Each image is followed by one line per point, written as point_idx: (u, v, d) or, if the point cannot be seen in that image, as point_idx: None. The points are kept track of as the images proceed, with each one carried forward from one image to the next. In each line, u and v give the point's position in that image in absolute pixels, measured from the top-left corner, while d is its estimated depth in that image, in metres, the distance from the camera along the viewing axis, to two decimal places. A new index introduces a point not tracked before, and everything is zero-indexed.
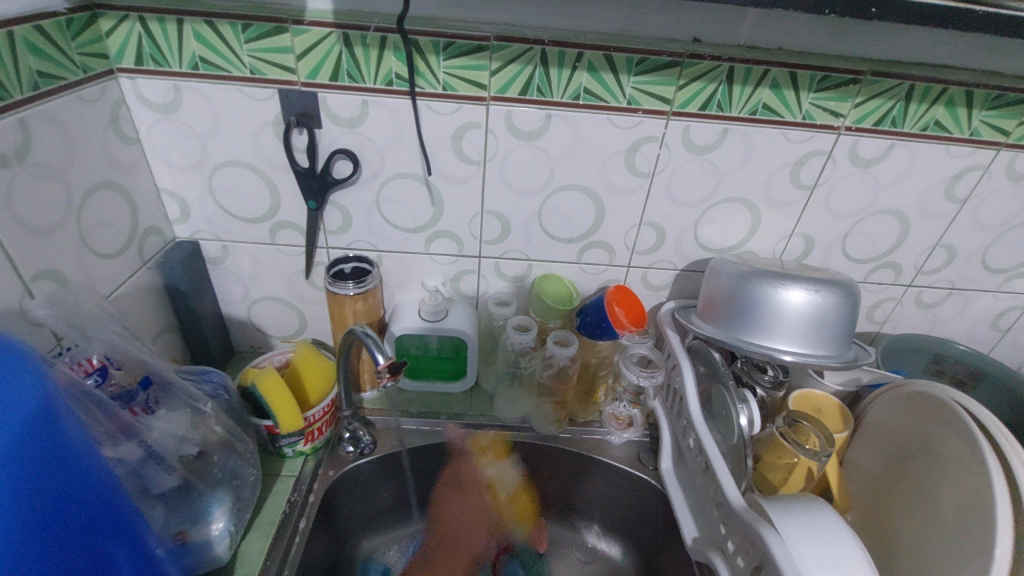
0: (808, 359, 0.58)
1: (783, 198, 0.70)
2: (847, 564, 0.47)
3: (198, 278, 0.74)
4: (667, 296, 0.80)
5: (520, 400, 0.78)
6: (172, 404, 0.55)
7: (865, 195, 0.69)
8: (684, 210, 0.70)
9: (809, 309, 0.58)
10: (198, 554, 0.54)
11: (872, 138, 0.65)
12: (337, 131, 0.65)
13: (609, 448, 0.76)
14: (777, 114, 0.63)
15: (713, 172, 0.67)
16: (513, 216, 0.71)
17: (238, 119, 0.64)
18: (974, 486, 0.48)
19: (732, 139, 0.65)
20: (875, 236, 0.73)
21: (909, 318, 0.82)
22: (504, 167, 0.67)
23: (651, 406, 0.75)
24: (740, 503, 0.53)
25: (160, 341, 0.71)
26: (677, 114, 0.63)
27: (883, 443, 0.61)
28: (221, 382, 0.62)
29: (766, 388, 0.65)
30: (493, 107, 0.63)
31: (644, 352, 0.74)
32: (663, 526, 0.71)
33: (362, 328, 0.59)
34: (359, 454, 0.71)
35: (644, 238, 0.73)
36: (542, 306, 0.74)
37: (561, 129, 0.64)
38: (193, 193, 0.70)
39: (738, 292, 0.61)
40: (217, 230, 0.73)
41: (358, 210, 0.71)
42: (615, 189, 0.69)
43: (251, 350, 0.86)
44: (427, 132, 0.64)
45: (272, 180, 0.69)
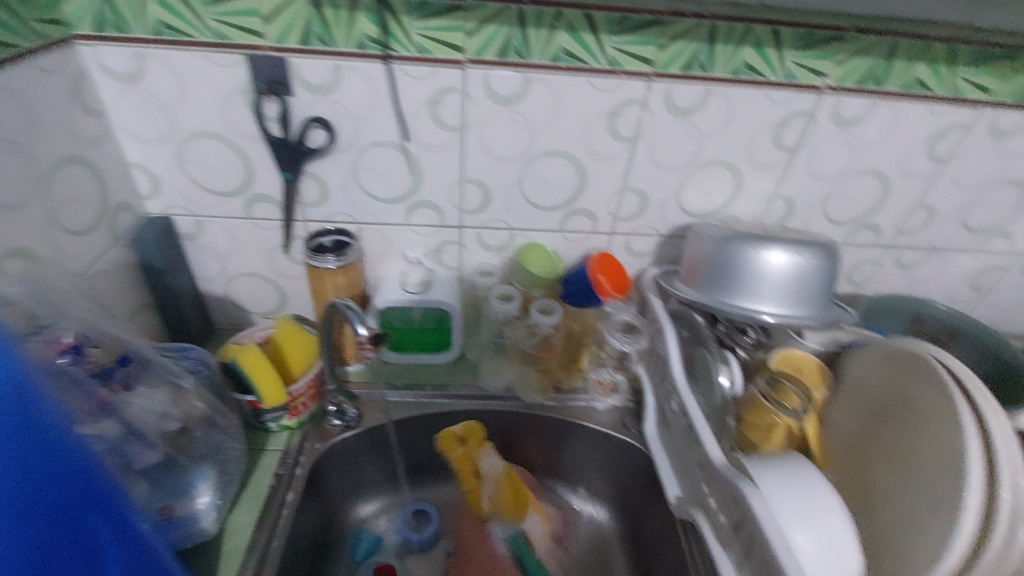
0: (790, 320, 0.58)
1: (766, 160, 0.69)
2: (822, 520, 0.48)
3: (173, 255, 0.72)
4: (651, 262, 0.79)
5: (504, 369, 0.79)
6: (150, 379, 0.54)
7: (846, 156, 0.69)
8: (666, 175, 0.70)
9: (791, 270, 0.58)
10: (184, 528, 0.54)
11: (855, 97, 0.64)
12: (309, 99, 0.62)
13: (594, 414, 0.77)
14: (759, 74, 0.62)
15: (696, 135, 0.66)
16: (494, 184, 0.70)
17: (206, 87, 0.62)
18: (946, 441, 0.48)
19: (715, 100, 0.64)
20: (857, 198, 0.73)
21: (888, 280, 0.82)
22: (484, 133, 0.66)
23: (636, 371, 0.75)
24: (719, 461, 0.54)
25: (137, 319, 0.69)
26: (659, 76, 0.62)
27: (862, 402, 0.61)
28: (200, 358, 0.61)
29: (747, 350, 0.65)
30: (471, 71, 0.61)
31: (627, 319, 0.74)
32: (647, 487, 0.73)
33: (344, 300, 0.58)
34: (345, 427, 0.71)
35: (626, 205, 0.73)
36: (525, 275, 0.74)
37: (541, 93, 0.63)
38: (164, 167, 0.68)
39: (721, 255, 0.61)
40: (191, 205, 0.71)
41: (334, 182, 0.69)
42: (596, 153, 0.68)
43: (232, 327, 0.85)
44: (404, 98, 0.62)
45: (244, 152, 0.66)
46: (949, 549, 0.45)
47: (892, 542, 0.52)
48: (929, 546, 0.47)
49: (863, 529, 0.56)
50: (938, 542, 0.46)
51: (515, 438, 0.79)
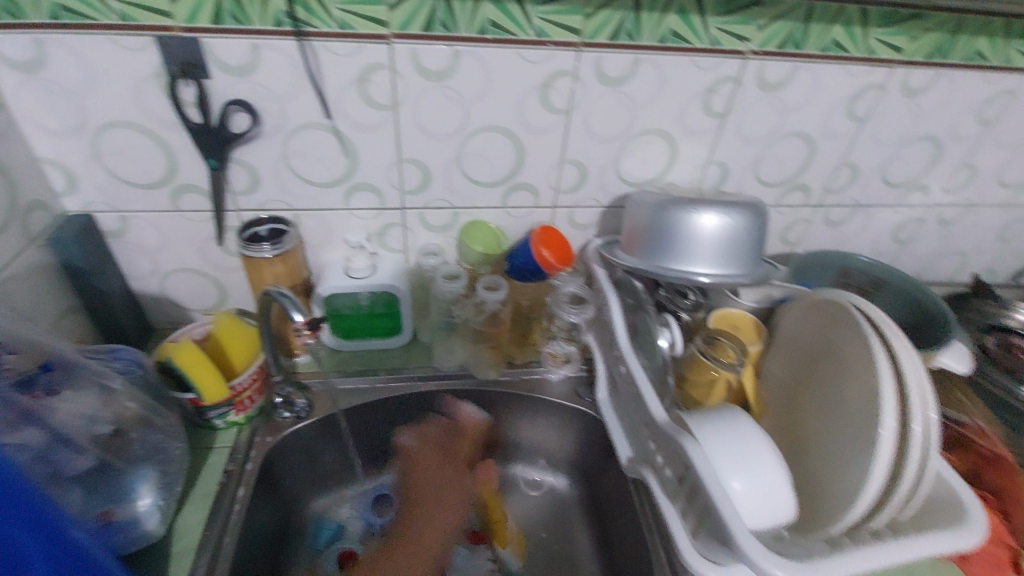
0: (724, 279, 0.60)
1: (697, 127, 0.71)
2: (756, 465, 0.51)
3: (98, 254, 0.69)
4: (595, 234, 0.80)
5: (458, 348, 0.78)
6: (77, 383, 0.51)
7: (773, 119, 0.71)
8: (603, 145, 0.70)
9: (722, 231, 0.60)
10: (126, 532, 0.52)
11: (777, 61, 0.66)
12: (229, 82, 0.60)
13: (548, 386, 0.78)
14: (684, 41, 0.63)
15: (628, 105, 0.67)
16: (432, 163, 0.69)
17: (115, 73, 0.58)
18: (867, 384, 0.51)
19: (644, 68, 0.64)
20: (786, 160, 0.76)
21: (820, 237, 0.86)
22: (416, 110, 0.64)
23: (586, 341, 0.77)
24: (662, 419, 0.56)
25: (63, 324, 0.66)
26: (587, 45, 0.62)
27: (792, 353, 0.65)
28: (134, 358, 0.59)
29: (687, 312, 0.67)
30: (397, 46, 0.59)
31: (575, 291, 0.74)
32: (602, 452, 0.75)
33: (278, 288, 0.57)
34: (296, 418, 0.70)
35: (566, 177, 0.73)
36: (470, 253, 0.74)
37: (471, 67, 0.62)
38: (78, 161, 0.64)
39: (657, 221, 0.62)
40: (112, 200, 0.68)
41: (265, 168, 0.67)
42: (532, 127, 0.68)
43: (172, 326, 0.82)
44: (330, 76, 0.61)
45: (165, 141, 0.63)
46: (870, 482, 0.48)
47: (818, 480, 0.55)
48: (852, 481, 0.51)
49: (795, 471, 0.60)
50: (860, 477, 0.49)
51: (463, 420, 0.79)
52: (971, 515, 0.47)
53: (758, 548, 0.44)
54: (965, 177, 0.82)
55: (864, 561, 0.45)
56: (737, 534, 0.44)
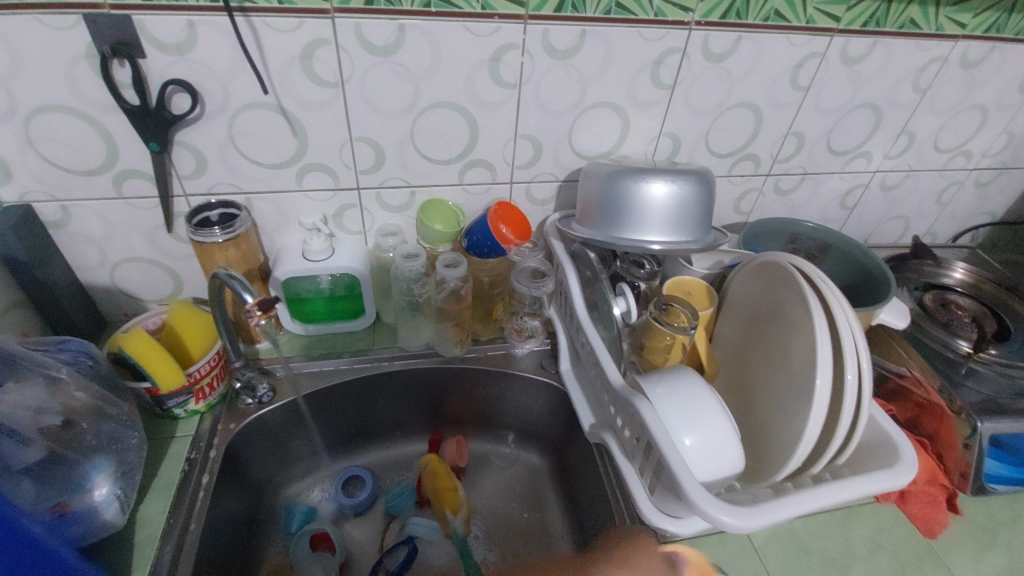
0: (674, 245, 0.62)
1: (647, 99, 0.72)
2: (708, 421, 0.53)
3: (39, 245, 0.66)
4: (553, 209, 0.81)
5: (423, 328, 0.78)
6: (21, 374, 0.50)
7: (720, 90, 0.73)
8: (556, 119, 0.71)
9: (671, 198, 0.61)
10: (85, 522, 0.51)
11: (721, 32, 0.67)
12: (166, 61, 0.58)
13: (514, 360, 0.79)
14: (629, 13, 0.63)
15: (578, 78, 0.68)
16: (385, 141, 0.69)
17: (41, 53, 0.55)
18: (808, 339, 0.54)
19: (591, 41, 0.65)
20: (735, 130, 0.78)
21: (772, 206, 0.89)
22: (365, 87, 0.64)
23: (548, 314, 0.78)
24: (618, 383, 0.58)
25: (6, 319, 0.64)
26: (533, 18, 0.62)
27: (742, 315, 0.67)
28: (82, 349, 0.57)
29: (643, 281, 0.68)
30: (339, 21, 0.58)
31: (535, 265, 0.75)
32: (566, 422, 0.77)
33: (226, 270, 0.57)
34: (259, 404, 0.70)
35: (521, 153, 0.73)
36: (429, 232, 0.73)
37: (418, 42, 0.61)
38: (10, 148, 0.61)
39: (609, 192, 0.63)
40: (51, 188, 0.65)
41: (211, 150, 0.65)
42: (484, 102, 0.68)
43: (126, 318, 0.80)
44: (272, 54, 0.59)
45: (102, 124, 0.61)
46: (810, 429, 0.51)
47: (765, 432, 0.58)
48: (795, 430, 0.53)
49: (746, 427, 0.63)
50: (802, 426, 0.52)
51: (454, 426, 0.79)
52: (903, 455, 0.51)
53: (707, 497, 0.46)
54: (904, 143, 0.86)
55: (806, 503, 0.48)
56: (686, 485, 0.47)
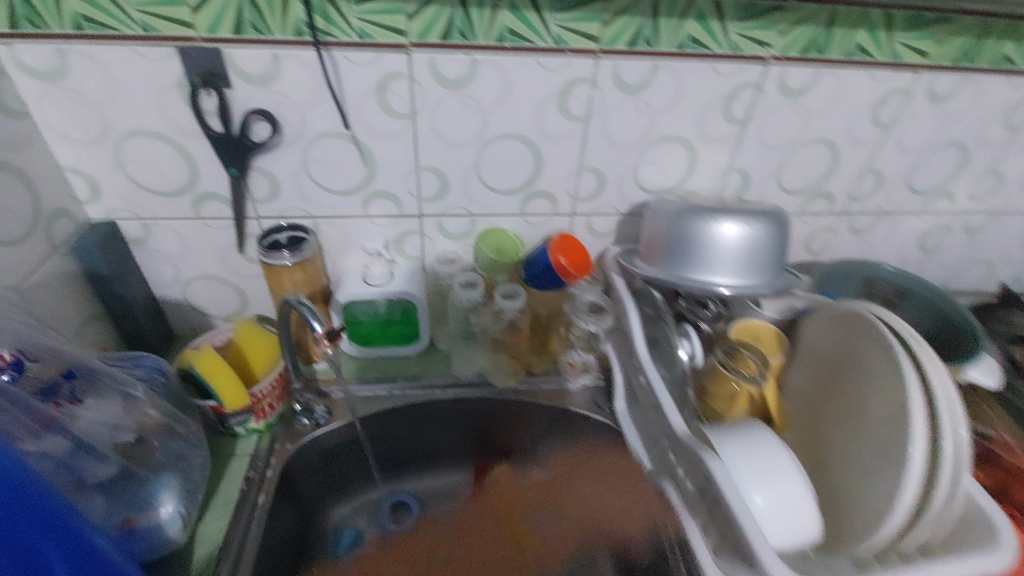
0: (743, 289, 0.59)
1: (718, 134, 0.70)
2: (779, 480, 0.50)
3: (121, 261, 0.70)
4: (614, 241, 0.79)
5: (477, 356, 0.78)
6: (101, 391, 0.52)
7: (795, 126, 0.70)
8: (622, 153, 0.70)
9: (743, 240, 0.59)
10: (149, 539, 0.52)
11: (799, 68, 0.65)
12: (249, 91, 0.60)
13: (568, 395, 0.78)
14: (704, 47, 0.62)
15: (648, 112, 0.67)
16: (450, 170, 0.69)
17: (136, 81, 0.59)
18: (895, 399, 0.50)
19: (663, 75, 0.64)
20: (808, 167, 0.74)
21: (844, 245, 0.85)
22: (434, 118, 0.64)
23: (604, 350, 0.76)
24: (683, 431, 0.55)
25: (86, 330, 0.67)
26: (606, 52, 0.61)
27: (814, 362, 0.63)
28: (155, 366, 0.59)
29: (708, 322, 0.66)
30: (415, 55, 0.59)
31: (593, 299, 0.75)
32: (620, 460, 0.74)
33: (296, 296, 0.58)
34: (316, 425, 0.70)
35: (584, 185, 0.72)
36: (489, 262, 0.74)
37: (490, 75, 0.62)
38: (102, 170, 0.65)
39: (675, 230, 0.61)
40: (135, 207, 0.68)
41: (284, 176, 0.67)
42: (550, 134, 0.67)
43: (193, 332, 0.82)
44: (349, 85, 0.61)
45: (186, 150, 0.64)
46: (901, 500, 0.47)
47: (845, 496, 0.54)
48: (882, 498, 0.50)
49: (820, 486, 0.59)
50: (890, 494, 0.49)
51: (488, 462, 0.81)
52: (1004, 534, 0.46)
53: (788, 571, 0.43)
54: (992, 184, 0.80)
55: None
56: (764, 558, 0.43)
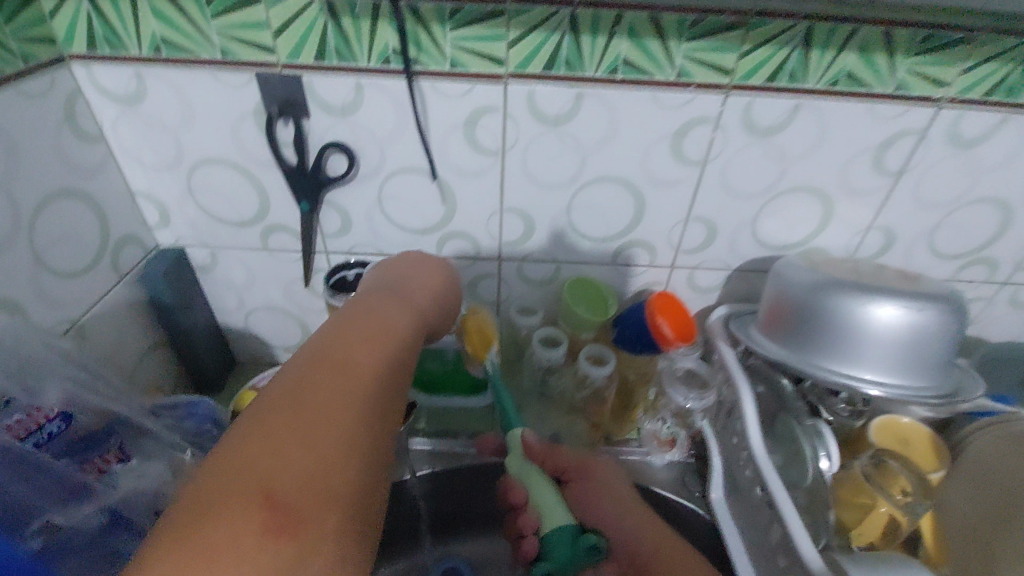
0: (899, 391, 0.47)
1: (862, 185, 0.58)
2: None
3: (185, 289, 0.66)
4: (718, 299, 0.69)
5: (550, 417, 0.69)
6: (147, 451, 0.48)
7: (962, 181, 0.57)
8: (741, 203, 0.59)
9: (904, 331, 0.47)
10: None
11: (978, 112, 0.52)
12: (327, 121, 0.54)
13: (651, 472, 0.67)
14: (861, 85, 0.51)
15: (780, 158, 0.56)
16: (537, 213, 0.61)
17: (211, 107, 0.54)
18: None
19: (805, 116, 0.53)
20: (971, 229, 0.61)
21: (1002, 320, 0.70)
22: (526, 156, 0.56)
23: (698, 427, 0.65)
24: (815, 563, 0.44)
25: (145, 360, 0.64)
26: (737, 88, 0.51)
27: (972, 478, 0.51)
28: (209, 414, 0.55)
29: (839, 416, 0.56)
30: (512, 87, 0.52)
31: (691, 367, 0.64)
32: (712, 559, 0.63)
33: None
34: None
35: (691, 236, 0.62)
36: (574, 317, 0.63)
37: (595, 111, 0.53)
38: (173, 196, 0.61)
39: (812, 308, 0.50)
40: (202, 234, 0.65)
41: (358, 211, 0.61)
42: (657, 179, 0.58)
43: (253, 361, 0.79)
44: (436, 118, 0.54)
45: (259, 180, 0.59)
46: None
47: None
48: None
49: None
50: None
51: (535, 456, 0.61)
52: None
53: None
54: None
55: None
56: None
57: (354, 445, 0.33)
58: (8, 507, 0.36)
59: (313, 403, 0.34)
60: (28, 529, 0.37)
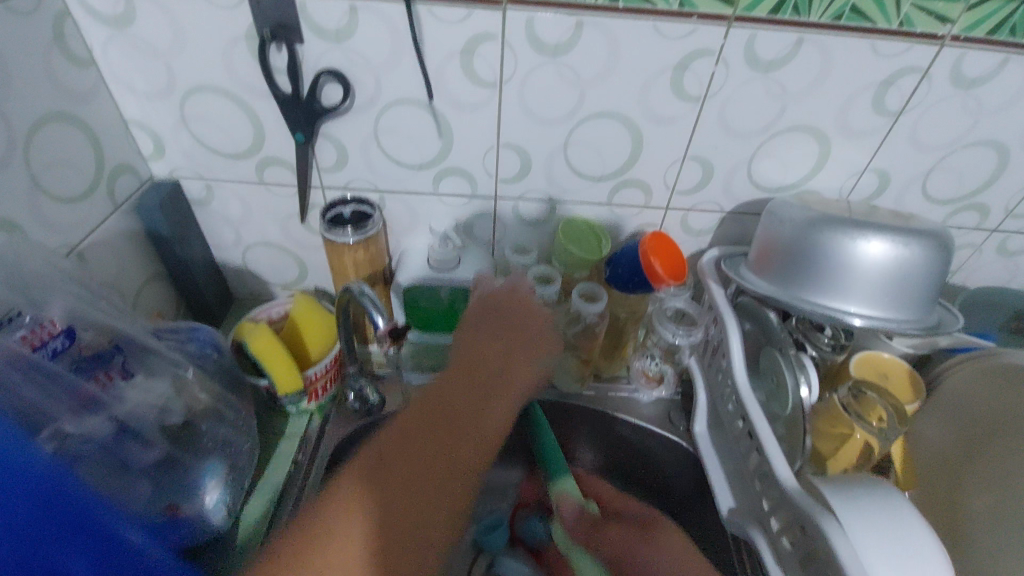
0: (881, 323, 0.49)
1: (860, 126, 0.58)
2: (917, 561, 0.41)
3: (182, 222, 0.66)
4: (710, 242, 0.70)
5: None
6: (150, 368, 0.50)
7: (960, 123, 0.57)
8: (738, 142, 0.59)
9: (889, 264, 0.48)
10: (191, 528, 0.49)
11: (983, 51, 0.52)
12: (322, 47, 0.53)
13: (638, 408, 0.70)
14: (866, 19, 0.50)
15: (779, 95, 0.55)
16: (534, 150, 0.61)
17: (203, 31, 0.53)
18: None
19: (806, 51, 0.52)
20: (965, 173, 0.61)
21: (987, 268, 0.71)
22: (524, 89, 0.56)
23: (686, 365, 0.68)
24: (789, 483, 0.47)
25: (145, 291, 0.65)
26: (741, 20, 0.50)
27: (942, 407, 0.55)
28: (212, 339, 0.57)
29: (823, 351, 0.57)
30: (510, 13, 0.51)
31: (679, 306, 0.67)
32: (692, 487, 0.66)
33: (358, 284, 0.54)
34: (366, 414, 0.66)
35: (687, 176, 0.63)
36: (567, 256, 0.65)
37: (595, 41, 0.52)
38: (166, 126, 0.61)
39: (801, 244, 0.51)
40: (197, 167, 0.64)
41: (353, 144, 0.61)
42: (656, 115, 0.57)
43: (252, 298, 0.80)
44: (433, 46, 0.53)
45: (253, 110, 0.59)
46: None
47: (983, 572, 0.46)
48: None
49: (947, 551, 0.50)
50: None
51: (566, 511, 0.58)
52: None
53: None
54: None
55: None
56: None
57: (379, 530, 0.43)
58: (21, 410, 0.39)
59: (381, 473, 0.46)
60: (42, 431, 0.40)
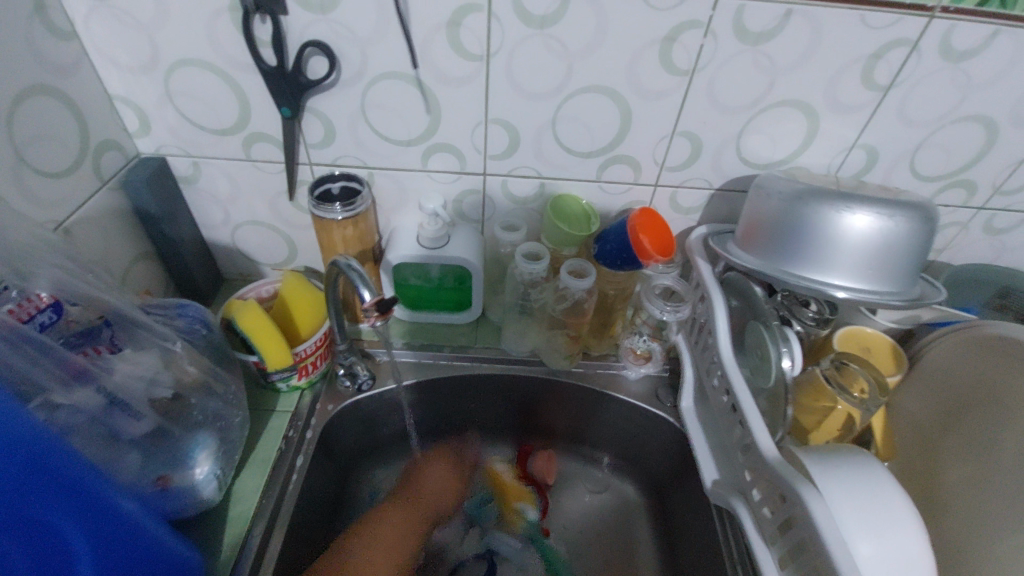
0: (864, 296, 0.49)
1: (848, 101, 0.58)
2: (893, 527, 0.42)
3: (170, 199, 0.66)
4: (699, 219, 0.70)
5: (530, 332, 0.71)
6: (138, 341, 0.50)
7: (948, 98, 0.57)
8: (726, 117, 0.59)
9: (874, 237, 0.48)
10: (183, 497, 0.51)
11: (973, 23, 0.51)
12: (307, 19, 0.53)
13: (625, 384, 0.70)
14: None
15: (768, 69, 0.55)
16: (522, 125, 0.61)
17: (185, 2, 0.52)
18: None
19: (795, 23, 0.52)
20: (953, 149, 0.61)
21: (973, 246, 0.72)
22: (511, 63, 0.55)
23: (673, 341, 0.69)
24: (771, 453, 0.47)
25: (133, 269, 0.65)
26: None
27: (925, 379, 0.56)
28: (198, 316, 0.57)
29: (807, 325, 0.58)
30: None
31: (667, 284, 0.68)
32: (678, 461, 0.67)
33: (346, 258, 0.54)
34: (357, 390, 0.67)
35: (675, 152, 0.62)
36: (556, 233, 0.65)
37: (582, 12, 0.52)
38: (152, 101, 0.60)
39: (788, 218, 0.51)
40: (184, 143, 0.64)
41: (340, 119, 0.60)
42: (644, 90, 0.57)
43: (241, 277, 0.80)
44: (419, 18, 0.52)
45: (239, 84, 0.58)
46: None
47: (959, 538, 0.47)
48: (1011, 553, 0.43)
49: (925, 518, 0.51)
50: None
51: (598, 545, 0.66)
52: None
53: None
54: None
55: None
56: None
57: None
58: (12, 380, 0.39)
59: None
60: (32, 401, 0.40)
